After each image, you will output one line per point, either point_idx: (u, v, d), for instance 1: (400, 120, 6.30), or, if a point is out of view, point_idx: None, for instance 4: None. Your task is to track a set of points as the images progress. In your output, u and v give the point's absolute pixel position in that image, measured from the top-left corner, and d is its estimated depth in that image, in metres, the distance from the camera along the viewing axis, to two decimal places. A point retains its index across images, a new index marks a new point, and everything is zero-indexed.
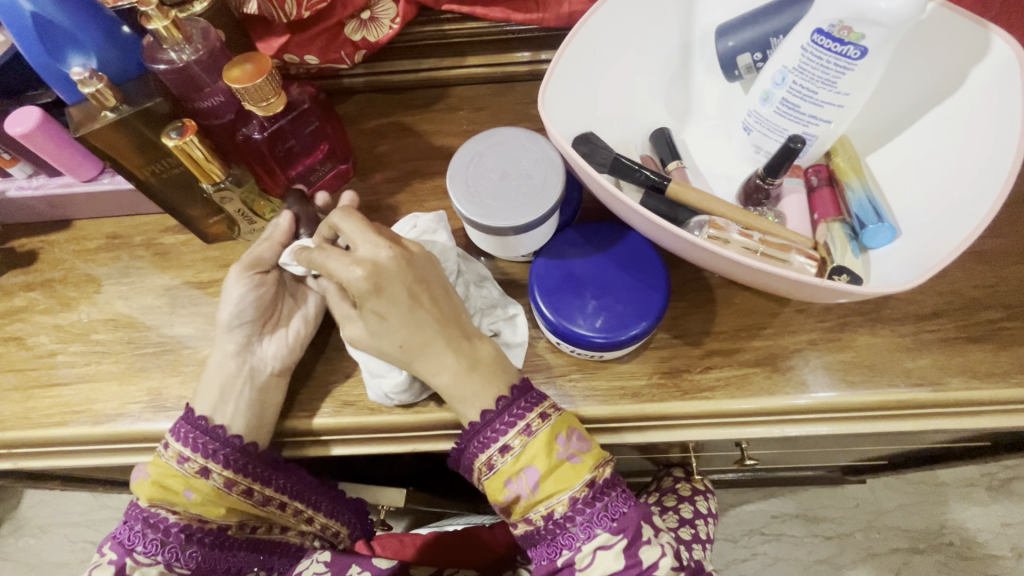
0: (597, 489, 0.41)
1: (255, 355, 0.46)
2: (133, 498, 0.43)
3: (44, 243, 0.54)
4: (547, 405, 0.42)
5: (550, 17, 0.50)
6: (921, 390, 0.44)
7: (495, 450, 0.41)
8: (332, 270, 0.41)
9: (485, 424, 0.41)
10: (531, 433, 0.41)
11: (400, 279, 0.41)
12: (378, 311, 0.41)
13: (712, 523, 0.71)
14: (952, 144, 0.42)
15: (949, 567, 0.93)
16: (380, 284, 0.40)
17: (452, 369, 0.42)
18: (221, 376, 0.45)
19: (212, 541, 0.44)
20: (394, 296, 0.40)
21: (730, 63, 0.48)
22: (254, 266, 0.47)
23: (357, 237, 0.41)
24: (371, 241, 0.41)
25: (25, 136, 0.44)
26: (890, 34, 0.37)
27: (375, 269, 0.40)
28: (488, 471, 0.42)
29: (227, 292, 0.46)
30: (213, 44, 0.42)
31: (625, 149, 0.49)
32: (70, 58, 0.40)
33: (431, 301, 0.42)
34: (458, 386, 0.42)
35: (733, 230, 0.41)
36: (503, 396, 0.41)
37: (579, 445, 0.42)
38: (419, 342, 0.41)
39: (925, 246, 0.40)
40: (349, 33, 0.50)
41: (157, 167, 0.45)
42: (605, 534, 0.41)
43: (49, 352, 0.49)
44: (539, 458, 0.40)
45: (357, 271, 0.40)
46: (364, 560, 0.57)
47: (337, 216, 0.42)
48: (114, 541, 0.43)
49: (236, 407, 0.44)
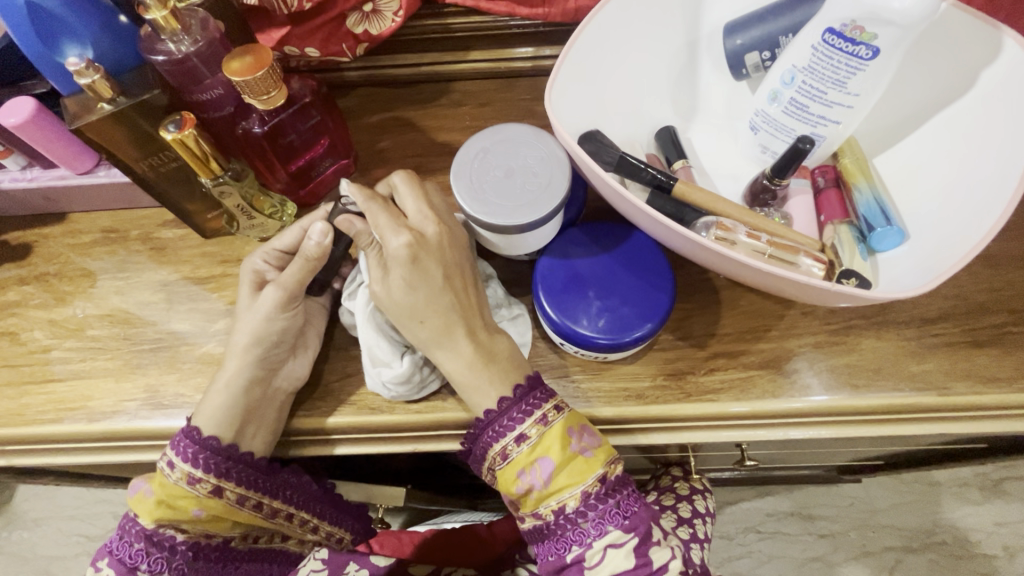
0: (609, 485, 0.41)
1: (281, 376, 0.44)
2: (133, 513, 0.43)
3: (39, 236, 0.53)
4: (562, 399, 0.42)
5: (556, 12, 0.49)
6: (926, 395, 0.43)
7: (510, 439, 0.41)
8: (381, 225, 0.40)
9: (501, 412, 0.41)
10: (547, 423, 0.40)
11: (437, 255, 0.41)
12: (409, 281, 0.40)
13: (710, 522, 0.71)
14: (961, 147, 0.42)
15: (941, 566, 0.93)
16: (419, 250, 0.40)
17: (469, 357, 0.41)
18: (245, 404, 0.42)
19: (217, 556, 0.45)
20: (432, 269, 0.40)
21: (738, 61, 0.48)
22: (289, 300, 0.43)
23: (411, 206, 0.42)
24: (421, 212, 0.42)
25: (19, 128, 0.43)
26: (903, 35, 0.37)
27: (418, 239, 0.40)
28: (501, 461, 0.41)
29: (257, 305, 0.44)
30: (212, 35, 0.41)
31: (630, 147, 0.48)
32: (65, 48, 0.39)
33: (461, 285, 0.42)
34: (474, 375, 0.41)
35: (740, 232, 0.41)
36: (519, 386, 0.41)
37: (592, 440, 0.41)
38: (441, 321, 0.41)
39: (937, 250, 0.40)
40: (351, 26, 0.49)
41: (154, 160, 0.44)
42: (616, 532, 0.40)
43: (43, 348, 0.48)
44: (553, 450, 0.40)
45: (402, 234, 0.40)
46: (361, 558, 0.57)
47: (397, 178, 0.43)
48: (114, 557, 0.42)
49: (258, 427, 0.43)
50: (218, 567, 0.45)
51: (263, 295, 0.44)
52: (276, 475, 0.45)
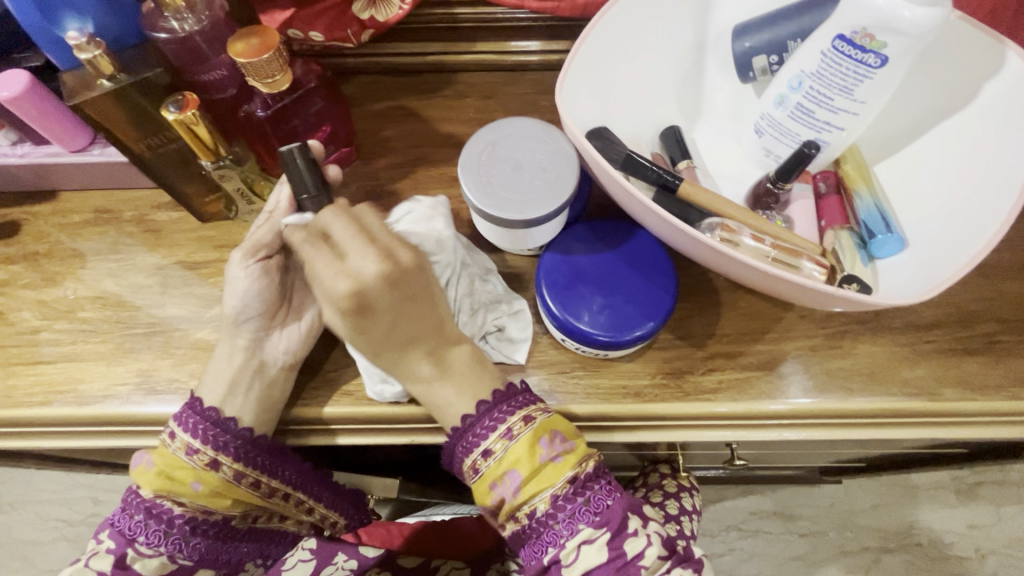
0: (579, 483, 0.40)
1: (266, 349, 0.44)
2: (135, 485, 0.42)
3: (29, 214, 0.52)
4: (534, 408, 0.41)
5: (565, 7, 0.49)
6: (918, 400, 0.44)
7: (478, 454, 0.40)
8: (318, 272, 0.39)
9: (467, 428, 0.41)
10: (513, 436, 0.40)
11: (386, 296, 0.39)
12: (356, 323, 0.39)
13: (696, 519, 0.72)
14: (960, 159, 0.43)
15: (916, 566, 0.95)
16: (360, 298, 0.38)
17: (427, 378, 0.41)
18: (228, 372, 0.43)
19: (216, 533, 0.44)
20: (381, 314, 0.39)
21: (745, 64, 0.48)
22: (256, 250, 0.44)
23: (347, 244, 0.39)
24: (359, 249, 0.39)
25: (12, 101, 0.42)
26: (911, 44, 0.37)
27: (358, 285, 0.38)
28: (474, 475, 0.41)
29: (231, 279, 0.44)
30: (216, 14, 0.41)
31: (635, 145, 0.48)
32: (66, 22, 0.38)
33: (419, 313, 0.41)
34: (432, 394, 0.42)
35: (745, 234, 0.42)
36: (485, 402, 0.41)
37: (564, 446, 0.40)
38: (395, 351, 0.41)
39: (935, 260, 0.41)
40: (358, 11, 0.48)
41: (153, 140, 0.44)
42: (587, 529, 0.40)
43: (32, 329, 0.47)
44: (522, 462, 0.39)
45: (340, 284, 0.38)
46: (349, 548, 0.59)
47: (330, 213, 0.40)
48: (114, 528, 0.42)
49: (245, 398, 0.43)
50: (216, 544, 0.44)
51: (228, 262, 0.44)
52: (277, 455, 0.44)
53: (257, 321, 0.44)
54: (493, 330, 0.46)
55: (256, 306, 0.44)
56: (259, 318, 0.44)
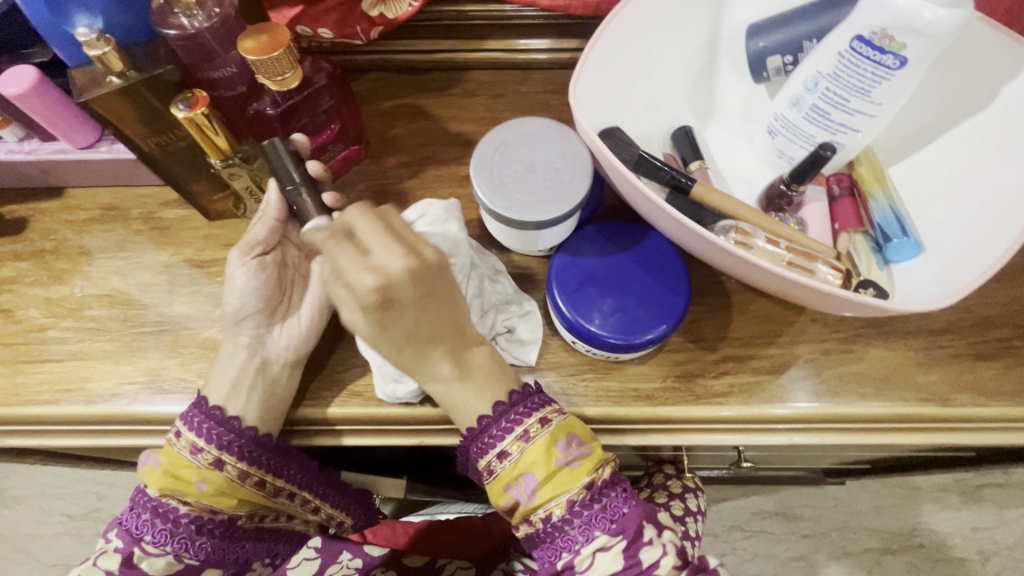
0: (595, 490, 0.40)
1: (268, 347, 0.44)
2: (142, 485, 0.42)
3: (36, 211, 0.51)
4: (549, 411, 0.40)
5: (578, 5, 0.48)
6: (931, 405, 0.44)
7: (493, 454, 0.40)
8: (342, 269, 0.35)
9: (483, 429, 0.40)
10: (529, 438, 0.40)
11: (414, 292, 0.36)
12: (382, 321, 0.37)
13: (700, 521, 0.69)
14: (978, 161, 0.42)
15: (919, 568, 0.95)
16: (388, 295, 0.35)
17: (448, 377, 0.41)
18: (230, 372, 0.43)
19: (222, 532, 0.43)
20: (406, 309, 0.36)
21: (760, 64, 0.47)
22: (253, 248, 0.44)
23: (372, 240, 0.35)
24: (387, 247, 0.35)
25: (19, 97, 0.42)
26: (931, 45, 0.37)
27: (387, 282, 0.35)
28: (487, 476, 0.41)
29: (230, 279, 0.44)
30: (226, 11, 0.40)
31: (647, 145, 0.48)
32: (76, 18, 0.38)
33: (446, 312, 0.39)
34: (452, 394, 0.41)
35: (760, 237, 0.41)
36: (501, 403, 0.40)
37: (581, 449, 0.40)
38: (418, 348, 0.39)
39: (954, 264, 0.40)
40: (367, 8, 0.48)
41: (162, 138, 0.43)
42: (604, 536, 0.39)
43: (39, 327, 0.47)
44: (538, 465, 0.39)
45: (367, 279, 0.34)
46: (353, 547, 0.60)
47: (353, 213, 0.36)
48: (122, 527, 0.42)
49: (248, 398, 0.42)
50: (222, 544, 0.44)
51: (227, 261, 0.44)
52: (282, 453, 0.44)
53: (257, 318, 0.44)
54: (503, 331, 0.46)
55: (254, 302, 0.44)
56: (259, 314, 0.44)
